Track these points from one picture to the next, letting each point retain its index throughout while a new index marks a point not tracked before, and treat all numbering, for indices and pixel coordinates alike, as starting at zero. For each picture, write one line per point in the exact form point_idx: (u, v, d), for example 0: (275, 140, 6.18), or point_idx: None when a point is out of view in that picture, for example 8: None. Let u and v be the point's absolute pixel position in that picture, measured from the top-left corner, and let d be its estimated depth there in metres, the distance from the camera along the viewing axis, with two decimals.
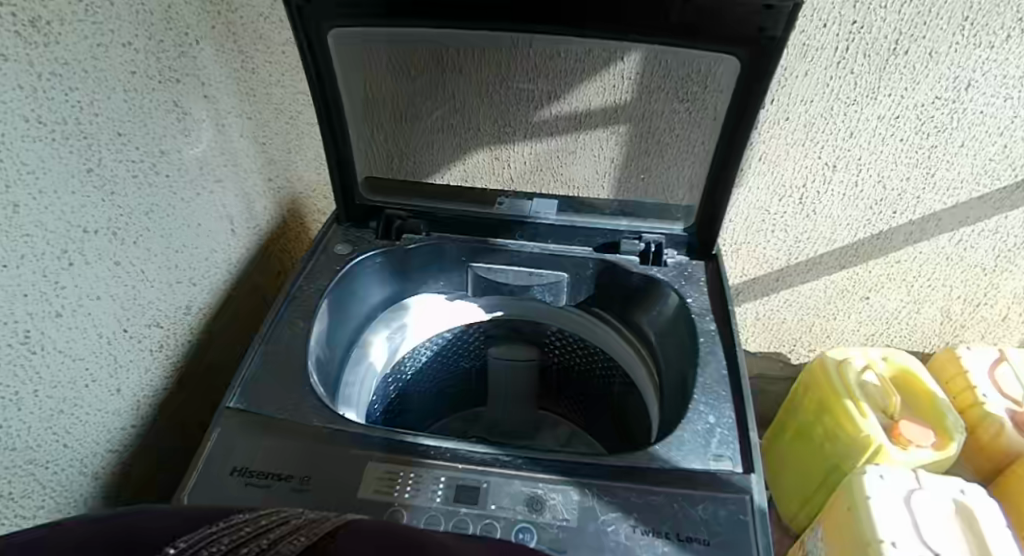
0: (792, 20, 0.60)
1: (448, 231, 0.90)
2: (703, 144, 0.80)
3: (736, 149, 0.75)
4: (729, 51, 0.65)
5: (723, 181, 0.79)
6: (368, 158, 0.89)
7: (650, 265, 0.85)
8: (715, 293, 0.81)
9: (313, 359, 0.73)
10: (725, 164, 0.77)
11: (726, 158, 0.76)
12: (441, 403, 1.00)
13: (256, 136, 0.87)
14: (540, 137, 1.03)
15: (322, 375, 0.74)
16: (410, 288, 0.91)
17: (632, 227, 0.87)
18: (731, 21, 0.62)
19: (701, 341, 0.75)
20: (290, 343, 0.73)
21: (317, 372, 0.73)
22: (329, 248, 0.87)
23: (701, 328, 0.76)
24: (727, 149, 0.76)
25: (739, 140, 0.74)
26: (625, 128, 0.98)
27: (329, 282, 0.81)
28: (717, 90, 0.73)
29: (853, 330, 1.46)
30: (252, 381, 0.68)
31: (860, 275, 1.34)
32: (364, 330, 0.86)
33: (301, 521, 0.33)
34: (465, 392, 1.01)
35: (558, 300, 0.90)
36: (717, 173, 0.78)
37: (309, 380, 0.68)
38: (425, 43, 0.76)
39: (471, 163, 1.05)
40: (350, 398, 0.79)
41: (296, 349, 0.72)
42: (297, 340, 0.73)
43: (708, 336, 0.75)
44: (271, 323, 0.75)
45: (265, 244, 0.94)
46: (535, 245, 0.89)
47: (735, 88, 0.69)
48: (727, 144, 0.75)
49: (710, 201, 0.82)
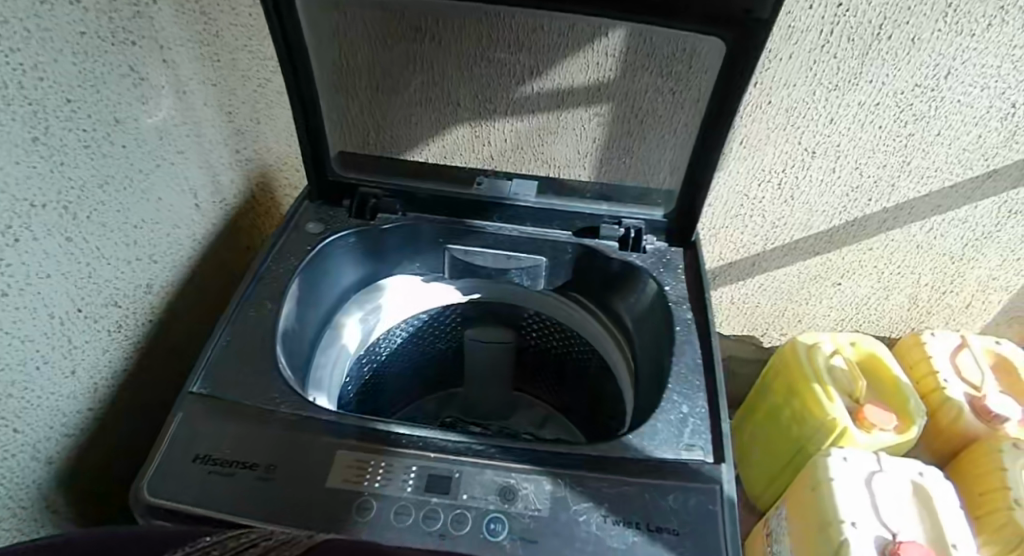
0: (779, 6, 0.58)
1: (426, 211, 0.88)
2: (685, 129, 0.78)
3: (720, 134, 0.74)
4: (717, 32, 0.63)
5: (709, 164, 0.77)
6: (342, 132, 0.86)
7: (629, 251, 0.84)
8: (693, 281, 0.80)
9: (282, 344, 0.70)
10: (710, 147, 0.75)
11: (711, 141, 0.75)
12: (416, 382, 0.99)
13: (221, 104, 0.83)
14: (521, 114, 1.01)
15: (292, 359, 0.72)
16: (384, 269, 0.88)
17: (612, 211, 0.85)
18: (717, 2, 0.59)
19: (677, 330, 0.74)
20: (257, 326, 0.70)
21: (287, 358, 0.70)
22: (300, 226, 0.84)
23: (677, 316, 0.76)
24: (710, 132, 0.74)
25: (723, 125, 0.73)
26: (606, 106, 0.93)
27: (299, 262, 0.79)
28: (701, 74, 0.71)
29: (824, 315, 1.49)
30: (216, 364, 0.66)
31: (833, 261, 1.35)
32: (337, 312, 0.83)
33: (271, 543, 0.31)
34: (440, 372, 1.00)
35: (536, 284, 0.89)
36: (698, 158, 0.78)
37: (277, 363, 0.66)
38: (403, 10, 0.73)
39: (453, 137, 1.00)
40: (321, 382, 0.77)
41: (264, 333, 0.69)
42: (265, 323, 0.70)
43: (684, 325, 0.75)
44: (240, 304, 0.72)
45: (233, 220, 0.91)
46: (513, 228, 0.87)
47: (720, 70, 0.68)
48: (710, 128, 0.74)
49: (691, 188, 0.80)
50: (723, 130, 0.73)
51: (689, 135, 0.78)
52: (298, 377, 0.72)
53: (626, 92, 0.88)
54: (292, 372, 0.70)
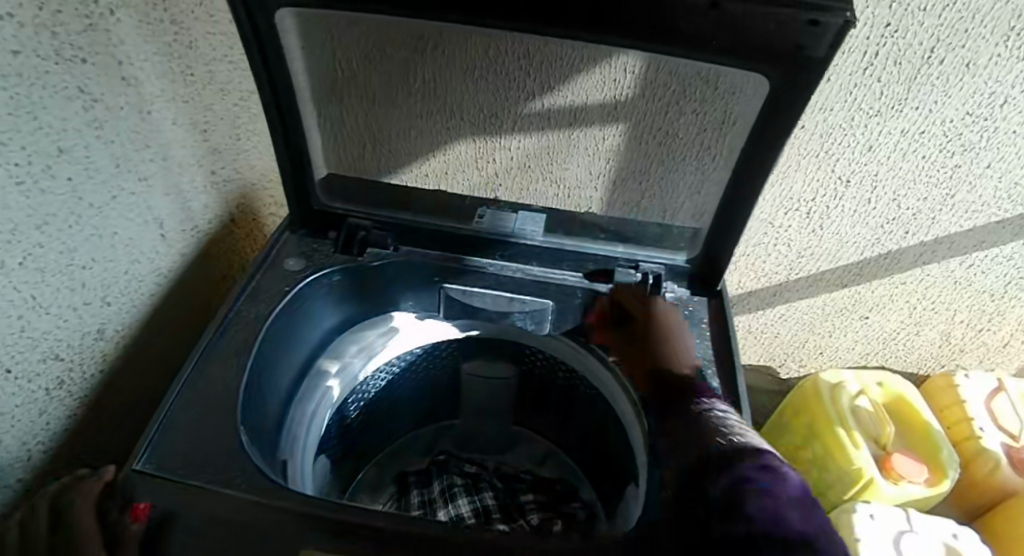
0: (838, 42, 0.49)
1: (419, 245, 0.79)
2: (716, 167, 0.69)
3: (757, 177, 0.64)
4: (762, 67, 0.53)
5: (742, 208, 0.67)
6: (336, 149, 0.77)
7: (646, 300, 0.74)
8: (718, 340, 0.71)
9: (245, 408, 0.62)
10: (744, 189, 0.66)
11: (746, 185, 0.65)
12: None
13: (194, 123, 0.74)
14: (528, 132, 0.89)
15: (257, 424, 0.64)
16: (373, 308, 0.80)
17: (628, 253, 0.76)
18: (764, 35, 0.50)
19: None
20: (217, 388, 0.61)
21: (250, 425, 0.62)
22: (279, 262, 0.75)
23: (704, 384, 0.66)
24: (743, 174, 0.64)
25: (760, 169, 0.63)
26: (622, 124, 0.83)
27: (274, 307, 0.69)
28: (732, 106, 0.62)
29: (848, 348, 1.39)
30: (167, 434, 0.57)
31: (862, 294, 1.26)
32: (318, 357, 0.75)
33: None
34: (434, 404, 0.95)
35: (541, 329, 0.79)
36: (729, 202, 0.68)
37: (240, 439, 0.58)
38: (401, 25, 0.62)
39: (456, 151, 0.91)
40: (295, 444, 0.68)
41: (226, 397, 0.61)
42: (228, 383, 0.62)
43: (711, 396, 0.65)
44: (202, 357, 0.64)
45: (206, 249, 0.82)
46: (516, 268, 0.78)
47: (759, 107, 0.58)
48: (744, 172, 0.64)
49: (721, 233, 0.71)
50: (761, 173, 0.63)
51: (719, 173, 0.69)
52: (264, 444, 0.64)
53: (644, 109, 0.79)
54: (256, 441, 0.62)
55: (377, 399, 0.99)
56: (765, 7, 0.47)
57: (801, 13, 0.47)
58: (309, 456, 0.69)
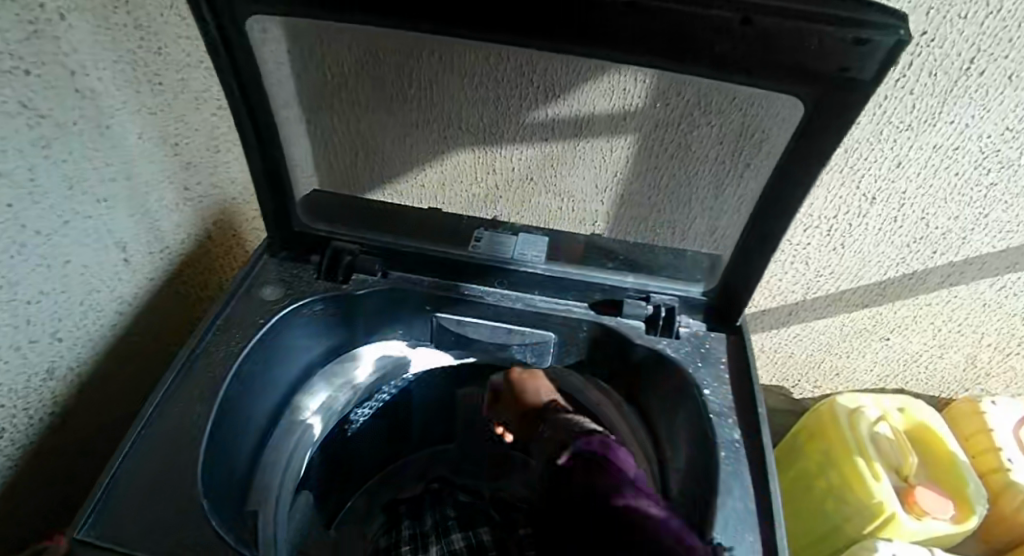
0: (886, 65, 0.42)
1: (411, 271, 0.72)
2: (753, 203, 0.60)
3: (786, 206, 0.57)
4: (798, 88, 0.46)
5: (769, 240, 0.61)
6: (328, 159, 0.69)
7: (658, 335, 0.68)
8: (738, 384, 0.63)
9: (207, 464, 0.55)
10: (771, 219, 0.59)
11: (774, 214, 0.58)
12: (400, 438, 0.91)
13: (164, 136, 0.68)
14: (531, 142, 0.77)
15: (220, 477, 0.57)
16: (360, 337, 0.74)
17: (638, 284, 0.69)
18: (801, 54, 0.43)
19: (721, 454, 0.57)
20: (176, 440, 0.55)
21: (212, 482, 0.55)
22: (255, 289, 0.68)
23: (723, 435, 0.59)
24: (771, 201, 0.58)
25: (789, 198, 0.56)
26: (636, 136, 0.72)
27: (245, 343, 0.63)
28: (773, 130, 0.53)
29: (867, 370, 1.32)
30: (114, 497, 0.51)
31: (883, 315, 1.18)
32: (298, 392, 0.70)
33: None
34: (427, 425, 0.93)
35: (542, 361, 0.74)
36: (752, 232, 0.61)
37: (201, 502, 0.51)
38: (391, 34, 0.53)
39: (452, 163, 0.79)
40: (267, 492, 0.63)
41: (184, 452, 0.54)
42: (189, 434, 0.55)
43: (730, 450, 0.58)
44: (161, 402, 0.57)
45: (178, 271, 0.75)
46: (516, 298, 0.71)
47: (790, 130, 0.51)
48: (772, 202, 0.58)
49: (743, 265, 0.64)
50: (791, 203, 0.57)
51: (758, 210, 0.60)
52: (226, 501, 0.57)
53: (659, 121, 0.68)
54: (216, 500, 0.55)
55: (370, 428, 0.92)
56: (801, 23, 0.40)
57: (843, 32, 0.40)
58: (283, 504, 0.63)
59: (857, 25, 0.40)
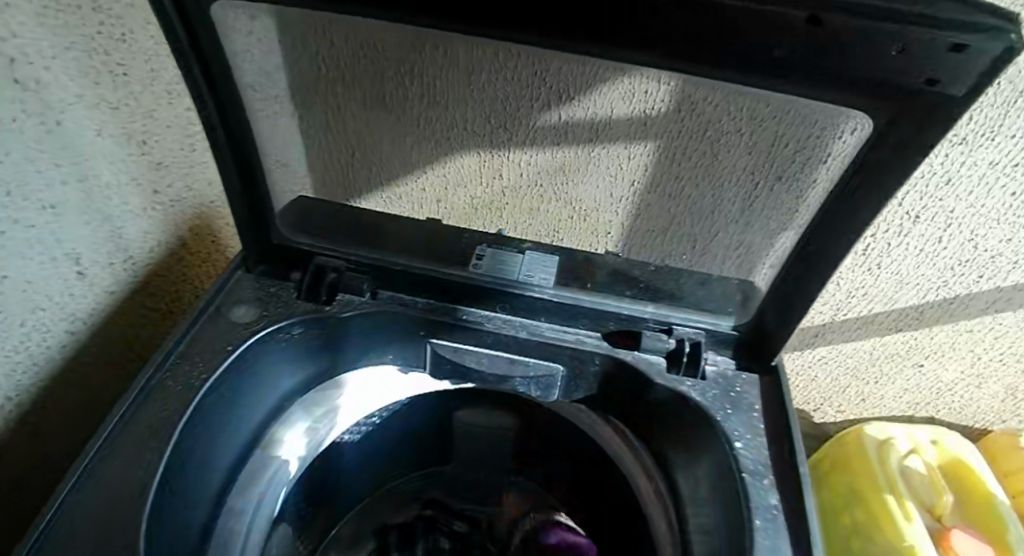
0: (989, 75, 0.33)
1: (403, 292, 0.64)
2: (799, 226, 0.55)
3: (842, 232, 0.49)
4: (871, 103, 0.38)
5: (813, 279, 0.53)
6: (326, 160, 0.64)
7: (681, 375, 0.59)
8: (774, 437, 0.55)
9: (153, 523, 0.47)
10: (820, 254, 0.51)
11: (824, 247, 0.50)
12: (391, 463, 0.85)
13: (129, 134, 0.60)
14: (542, 146, 0.66)
15: (168, 535, 0.49)
16: (344, 363, 0.67)
17: (659, 315, 0.60)
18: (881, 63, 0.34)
19: (757, 523, 0.50)
20: (120, 494, 0.47)
21: (156, 545, 0.47)
22: (226, 309, 0.61)
23: (757, 499, 0.51)
24: (820, 232, 0.50)
25: (841, 229, 0.48)
26: (657, 143, 0.62)
27: (209, 375, 0.55)
28: (834, 153, 0.46)
29: (896, 397, 1.22)
30: None
31: (918, 341, 1.09)
32: (271, 424, 0.63)
33: None
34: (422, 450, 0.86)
35: (548, 396, 0.65)
36: (795, 264, 0.53)
37: None
38: (395, 26, 0.45)
39: (456, 167, 0.68)
40: (232, 536, 0.58)
41: (127, 509, 0.46)
42: (137, 487, 0.48)
43: (766, 517, 0.50)
44: (103, 447, 0.50)
45: (144, 284, 0.68)
46: (518, 326, 0.63)
47: (852, 153, 0.44)
48: (822, 230, 0.50)
49: (781, 302, 0.55)
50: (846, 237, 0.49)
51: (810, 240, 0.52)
52: None
53: (686, 129, 0.58)
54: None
55: (360, 455, 0.82)
56: (870, 23, 0.32)
57: (918, 32, 0.32)
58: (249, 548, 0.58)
59: (933, 22, 0.31)
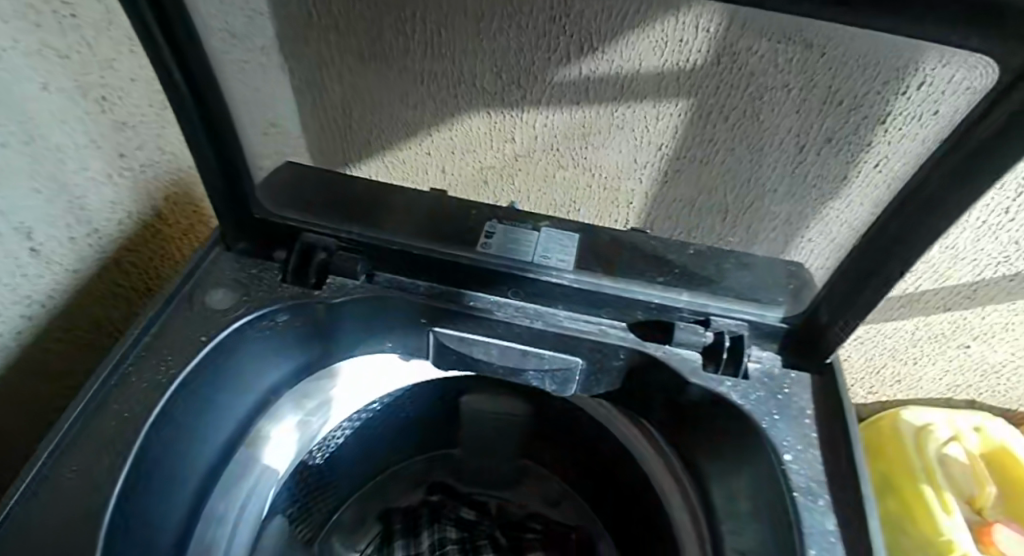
0: None
1: (401, 274, 0.56)
2: (856, 198, 0.48)
3: (938, 206, 0.38)
4: (1008, 50, 0.27)
5: (884, 264, 0.43)
6: (322, 126, 0.59)
7: (718, 373, 0.52)
8: (830, 449, 0.48)
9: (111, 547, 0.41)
10: (891, 247, 0.42)
11: (897, 238, 0.41)
12: (395, 444, 0.81)
13: (84, 89, 0.50)
14: (560, 105, 0.55)
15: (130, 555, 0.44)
16: (337, 353, 0.60)
17: (694, 305, 0.52)
18: None
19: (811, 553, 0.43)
20: (71, 511, 0.41)
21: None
22: (202, 293, 0.54)
23: (811, 523, 0.44)
24: (897, 221, 0.41)
25: (919, 220, 0.40)
26: (693, 101, 0.52)
27: (181, 372, 0.48)
28: (902, 112, 0.41)
29: (934, 379, 1.14)
30: None
31: (967, 321, 1.00)
32: (256, 420, 0.56)
33: None
34: (426, 431, 0.81)
35: (565, 391, 0.58)
36: (864, 254, 0.44)
37: None
38: None
39: (464, 130, 0.58)
40: (214, 544, 0.53)
41: (81, 531, 0.40)
42: (93, 503, 0.41)
43: (822, 546, 0.43)
44: (54, 453, 0.43)
45: (114, 261, 0.61)
46: (532, 314, 0.55)
47: (939, 113, 0.37)
48: (907, 207, 0.40)
49: (839, 297, 0.47)
50: (920, 230, 0.40)
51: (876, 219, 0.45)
52: None
53: (726, 83, 0.49)
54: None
55: (361, 444, 0.75)
56: None
57: None
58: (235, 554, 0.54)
59: None
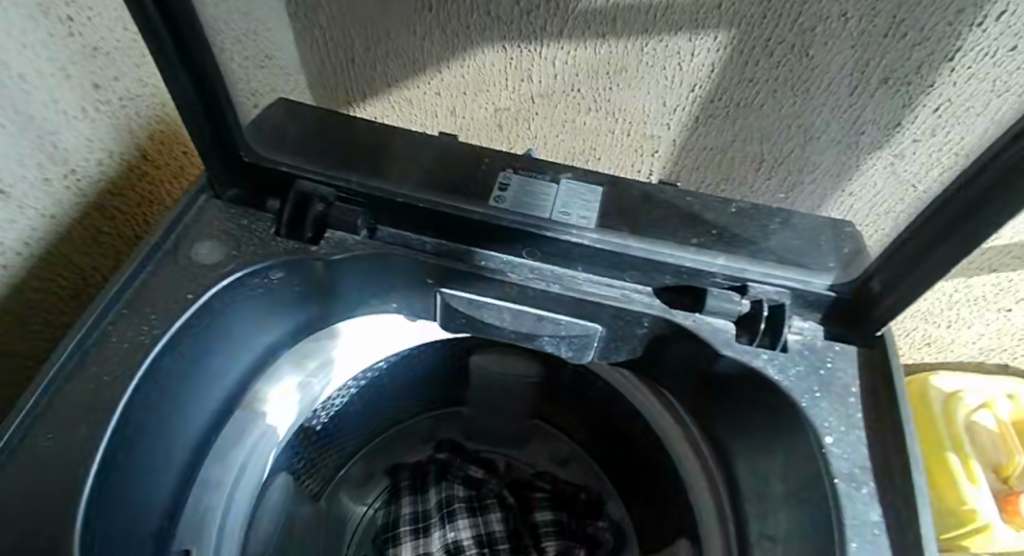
0: None
1: (405, 228, 0.51)
2: (914, 145, 0.45)
3: None
4: None
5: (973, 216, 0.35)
6: (319, 52, 0.55)
7: (755, 345, 0.47)
8: (876, 432, 0.43)
9: (90, 532, 0.37)
10: (961, 220, 0.36)
11: (971, 210, 0.35)
12: (401, 403, 0.78)
13: (46, 6, 0.43)
14: (579, 36, 0.49)
15: (112, 535, 0.40)
16: (336, 312, 0.55)
17: (729, 270, 0.47)
18: None
19: (851, 544, 0.39)
20: (46, 492, 0.37)
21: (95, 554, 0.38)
22: (188, 244, 0.48)
23: (853, 512, 0.40)
24: (982, 181, 0.34)
25: (1001, 194, 0.33)
26: (734, 33, 0.44)
27: (166, 332, 0.44)
28: (977, 45, 0.39)
29: (968, 342, 1.09)
30: None
31: (1013, 283, 0.93)
32: (252, 383, 0.53)
33: None
34: (434, 388, 0.78)
35: (582, 358, 0.53)
36: (932, 223, 0.39)
37: None
38: None
39: (478, 66, 0.52)
40: (208, 511, 0.51)
41: (57, 513, 0.36)
42: (69, 483, 0.37)
43: (864, 538, 0.39)
44: (18, 431, 0.39)
45: (96, 205, 0.56)
46: (550, 275, 0.50)
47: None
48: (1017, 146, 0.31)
49: (897, 264, 0.42)
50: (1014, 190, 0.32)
51: (934, 166, 0.43)
52: None
53: (775, 11, 0.42)
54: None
55: (366, 404, 0.73)
56: None
57: None
58: (230, 520, 0.52)
59: None
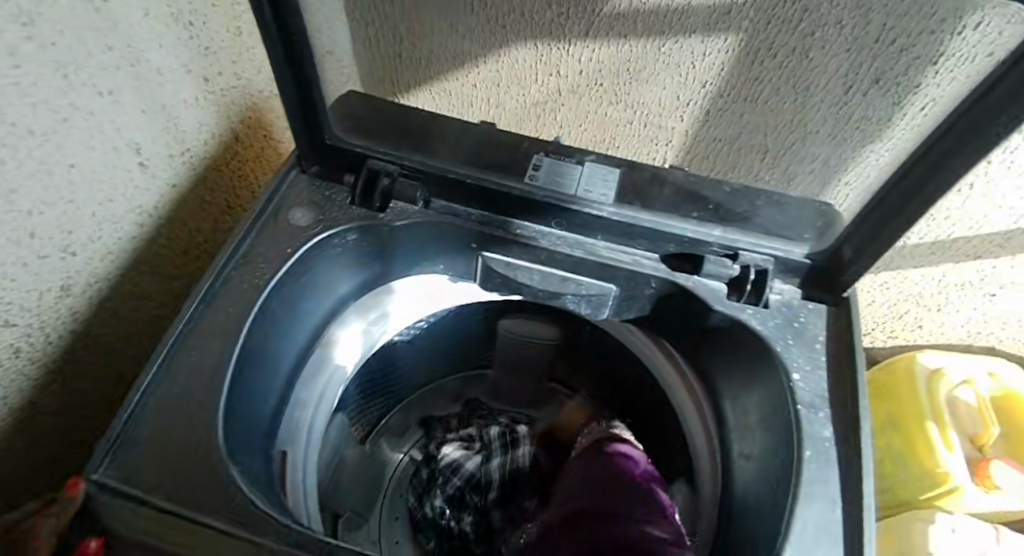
0: None
1: (455, 201, 0.62)
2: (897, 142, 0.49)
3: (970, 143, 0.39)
4: None
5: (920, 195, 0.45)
6: (361, 47, 0.60)
7: (742, 302, 0.57)
8: (835, 372, 0.53)
9: (229, 425, 0.49)
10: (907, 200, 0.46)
11: (913, 191, 0.45)
12: (439, 359, 0.89)
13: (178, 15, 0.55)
14: (606, 40, 0.59)
15: (243, 431, 0.52)
16: (395, 270, 0.67)
17: (725, 239, 0.57)
18: None
19: (806, 454, 0.50)
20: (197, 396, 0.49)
21: (235, 441, 0.50)
22: (283, 209, 0.60)
23: (811, 430, 0.51)
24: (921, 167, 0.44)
25: (932, 178, 0.43)
26: (740, 36, 0.54)
27: (272, 276, 0.56)
28: (958, 52, 0.41)
29: (956, 325, 1.17)
30: (129, 449, 0.46)
31: (997, 271, 1.02)
32: (329, 325, 0.64)
33: None
34: (468, 347, 0.89)
35: (597, 314, 0.65)
36: (888, 197, 0.48)
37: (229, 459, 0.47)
38: None
39: (512, 62, 0.63)
40: (298, 427, 0.61)
41: (209, 408, 0.48)
42: (212, 390, 0.49)
43: (817, 449, 0.50)
44: (162, 363, 0.50)
45: (202, 179, 0.67)
46: (574, 243, 0.60)
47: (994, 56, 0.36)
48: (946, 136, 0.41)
49: (862, 235, 0.52)
50: (942, 173, 0.42)
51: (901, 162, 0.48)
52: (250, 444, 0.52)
53: (778, 19, 0.50)
54: (241, 451, 0.50)
55: (410, 357, 0.84)
56: None
57: None
58: (314, 437, 0.62)
59: None
